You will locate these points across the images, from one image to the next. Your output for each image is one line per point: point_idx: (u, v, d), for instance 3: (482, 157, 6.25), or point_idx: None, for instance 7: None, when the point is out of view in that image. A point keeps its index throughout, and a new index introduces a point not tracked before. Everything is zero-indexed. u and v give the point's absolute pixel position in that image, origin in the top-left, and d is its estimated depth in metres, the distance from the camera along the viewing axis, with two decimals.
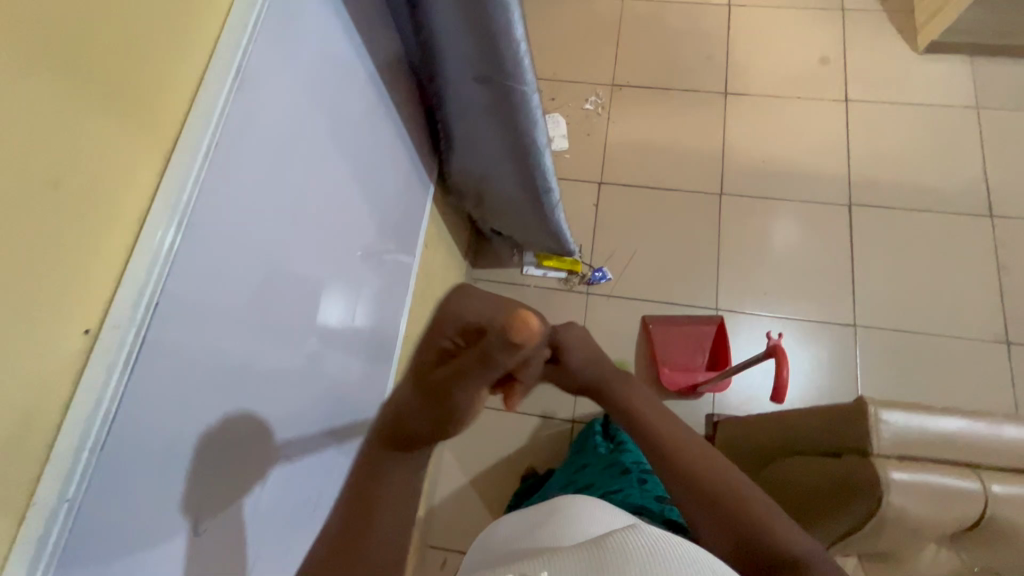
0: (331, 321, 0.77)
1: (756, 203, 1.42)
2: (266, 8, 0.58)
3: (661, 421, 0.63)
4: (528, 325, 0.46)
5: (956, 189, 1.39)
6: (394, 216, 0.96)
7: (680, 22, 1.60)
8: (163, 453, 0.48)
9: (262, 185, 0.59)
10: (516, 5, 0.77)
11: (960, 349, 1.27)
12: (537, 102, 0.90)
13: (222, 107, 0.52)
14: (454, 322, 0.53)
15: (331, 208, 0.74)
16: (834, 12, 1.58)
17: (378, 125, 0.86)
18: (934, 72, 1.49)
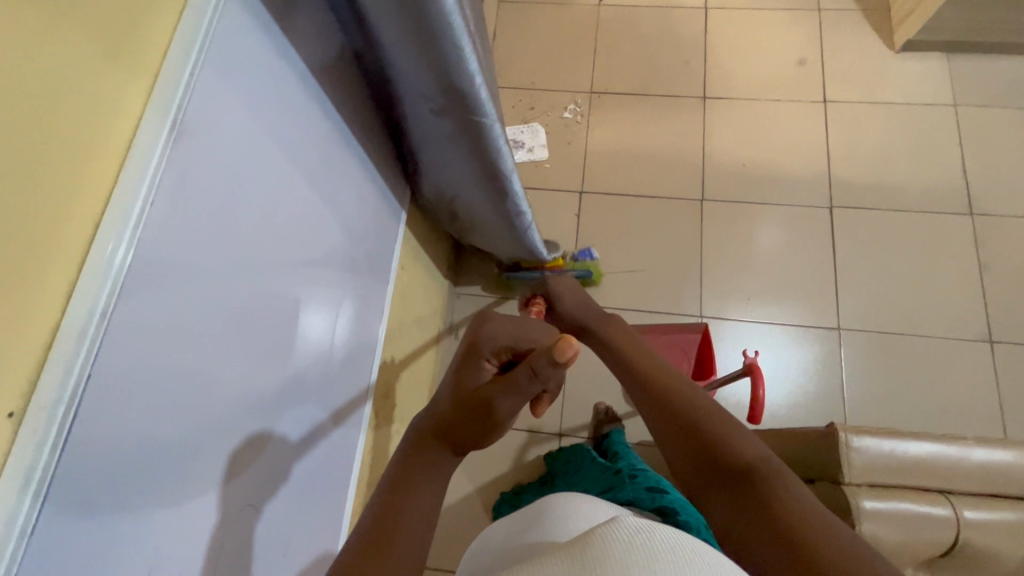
0: (298, 351, 0.77)
1: (738, 208, 1.41)
2: (203, 58, 0.56)
3: (636, 348, 0.67)
4: (575, 346, 0.46)
5: (937, 186, 1.39)
6: (362, 243, 0.95)
7: (657, 27, 1.59)
8: (110, 511, 0.47)
9: (212, 225, 0.58)
10: (467, 41, 0.79)
11: (945, 348, 1.27)
12: (498, 130, 0.93)
13: (160, 151, 0.51)
14: (490, 344, 0.56)
15: (291, 237, 0.74)
16: (810, 13, 1.57)
17: (338, 155, 0.85)
18: (911, 70, 1.49)
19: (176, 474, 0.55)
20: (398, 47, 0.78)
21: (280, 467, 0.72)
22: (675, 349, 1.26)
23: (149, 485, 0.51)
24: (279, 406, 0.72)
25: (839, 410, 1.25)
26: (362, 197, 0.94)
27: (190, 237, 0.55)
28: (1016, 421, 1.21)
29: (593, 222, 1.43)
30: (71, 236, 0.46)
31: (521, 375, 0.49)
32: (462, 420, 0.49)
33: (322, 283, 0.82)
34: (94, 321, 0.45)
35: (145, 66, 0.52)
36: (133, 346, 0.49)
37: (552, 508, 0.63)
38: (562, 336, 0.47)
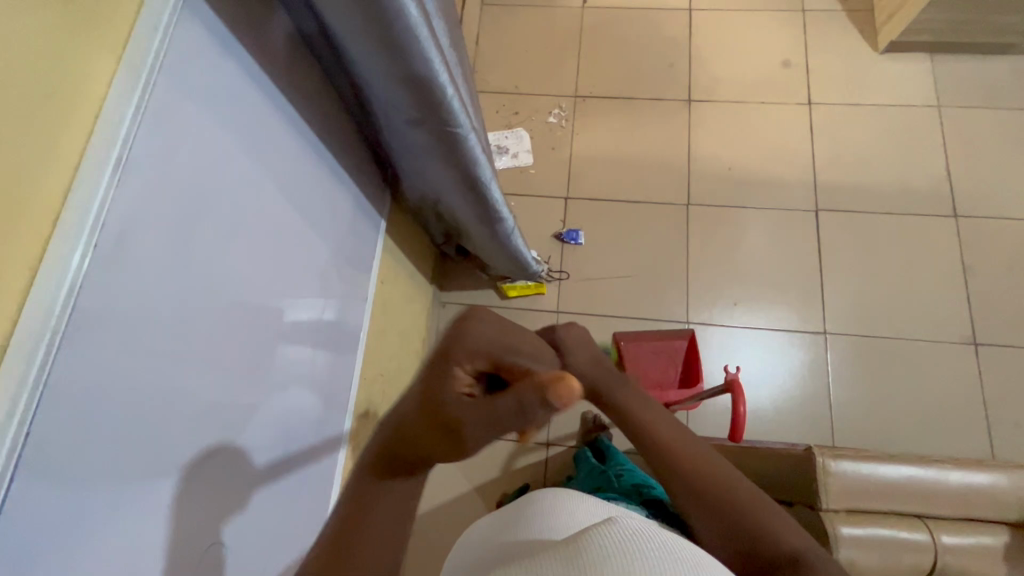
0: (275, 358, 0.75)
1: (723, 212, 1.41)
2: (150, 89, 0.53)
3: (654, 414, 0.59)
4: (576, 392, 0.40)
5: (921, 188, 1.39)
6: (338, 258, 0.93)
7: (642, 30, 1.58)
8: (67, 539, 0.46)
9: (176, 236, 0.57)
10: (435, 52, 0.77)
11: (930, 351, 1.27)
12: (475, 141, 0.92)
13: (115, 161, 0.50)
14: (464, 347, 0.46)
15: (264, 243, 0.73)
16: (794, 14, 1.57)
17: (309, 173, 0.83)
18: (895, 71, 1.49)
19: (136, 518, 0.53)
20: (367, 61, 0.78)
21: (254, 483, 0.71)
22: (661, 355, 1.26)
23: (107, 531, 0.50)
24: (253, 431, 0.71)
25: (826, 415, 1.25)
26: (337, 212, 0.92)
27: (145, 272, 0.53)
28: (999, 423, 1.21)
29: (579, 227, 1.41)
30: (14, 271, 0.43)
31: (510, 411, 0.42)
32: (429, 442, 0.44)
33: (296, 303, 0.80)
34: (33, 371, 0.43)
35: (88, 97, 0.49)
36: (79, 395, 0.46)
37: (537, 502, 0.65)
38: (566, 381, 0.40)
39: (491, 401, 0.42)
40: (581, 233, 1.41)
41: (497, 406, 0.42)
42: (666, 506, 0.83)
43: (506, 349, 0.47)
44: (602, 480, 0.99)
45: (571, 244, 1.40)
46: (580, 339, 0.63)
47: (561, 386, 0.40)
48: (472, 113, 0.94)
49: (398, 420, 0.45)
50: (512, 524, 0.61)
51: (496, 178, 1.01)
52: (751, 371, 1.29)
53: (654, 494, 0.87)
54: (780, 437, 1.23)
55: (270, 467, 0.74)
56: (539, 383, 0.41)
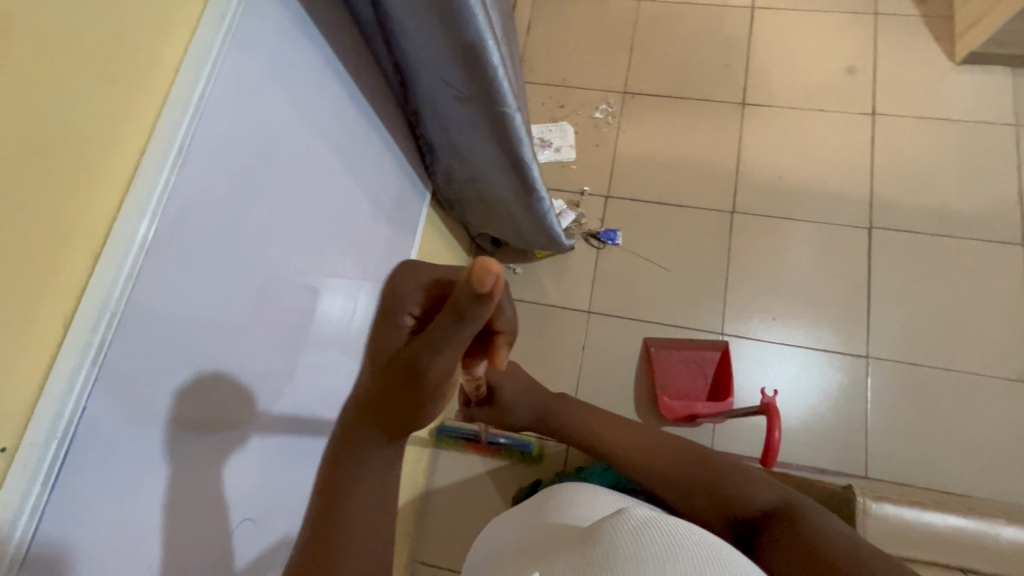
0: (314, 337, 0.78)
1: (769, 223, 1.36)
2: (217, 73, 0.55)
3: (582, 413, 0.92)
4: (494, 271, 0.41)
5: (988, 212, 1.30)
6: (382, 242, 0.95)
7: (699, 26, 1.53)
8: (115, 502, 0.48)
9: (228, 214, 0.58)
10: (489, 32, 0.77)
11: (981, 387, 1.20)
12: (520, 122, 0.91)
13: (181, 141, 0.52)
14: (412, 298, 0.60)
15: (312, 223, 0.74)
16: (864, 18, 1.48)
17: (356, 160, 0.84)
18: (970, 84, 1.40)
19: (180, 485, 0.55)
20: (421, 36, 0.78)
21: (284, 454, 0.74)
22: (691, 364, 1.27)
23: (154, 495, 0.52)
24: (289, 404, 0.73)
25: (860, 442, 1.20)
26: (381, 199, 0.93)
27: (203, 249, 0.55)
28: None
29: (617, 228, 1.39)
30: (77, 249, 0.45)
31: (446, 314, 0.47)
32: (393, 388, 0.51)
33: (340, 278, 0.83)
34: (91, 351, 0.45)
35: (155, 85, 0.51)
36: (135, 371, 0.49)
37: (559, 493, 0.66)
38: (482, 259, 0.41)
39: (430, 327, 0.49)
40: (620, 233, 1.38)
41: (435, 326, 0.48)
42: None
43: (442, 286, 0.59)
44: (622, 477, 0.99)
45: (609, 244, 1.38)
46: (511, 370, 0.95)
47: (473, 272, 0.42)
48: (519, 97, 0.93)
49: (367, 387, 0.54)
50: (538, 512, 0.63)
51: (536, 158, 1.00)
52: (784, 390, 1.24)
53: None
54: (809, 461, 1.19)
55: (301, 442, 0.77)
56: (466, 278, 0.44)
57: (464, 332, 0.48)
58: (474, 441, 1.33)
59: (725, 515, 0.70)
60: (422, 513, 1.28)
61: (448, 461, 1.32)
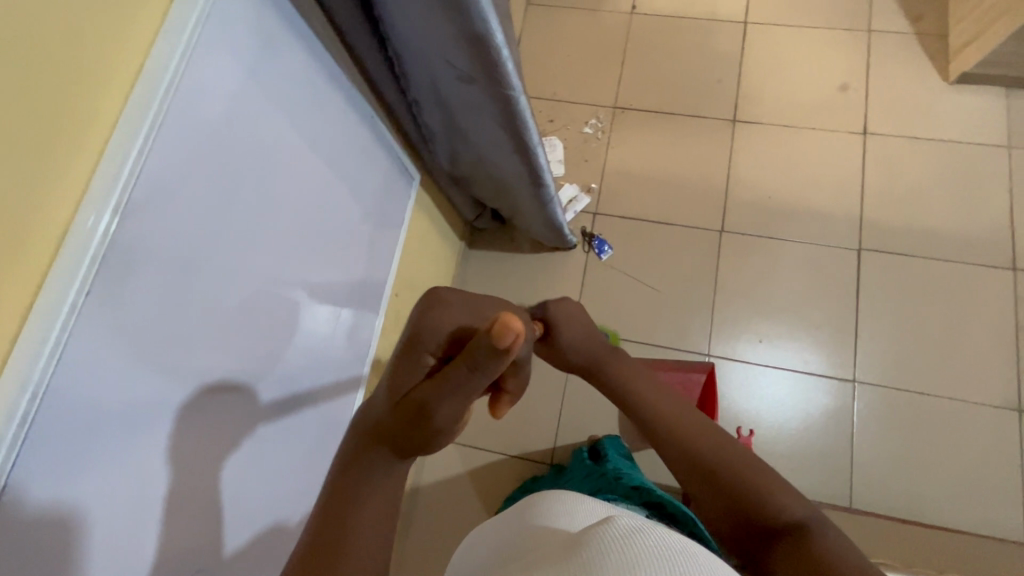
0: (288, 348, 0.75)
1: (758, 242, 1.34)
2: (183, 74, 0.51)
3: (635, 373, 0.75)
4: (517, 329, 0.45)
5: (977, 236, 1.29)
6: (364, 237, 0.91)
7: (692, 41, 1.51)
8: (59, 540, 0.45)
9: (193, 228, 0.55)
10: (495, 16, 0.72)
11: (968, 413, 1.19)
12: (526, 106, 0.87)
13: (140, 150, 0.48)
14: (433, 338, 0.56)
15: (289, 227, 0.71)
16: (859, 34, 1.47)
17: (338, 169, 0.81)
18: (963, 104, 1.38)
19: (136, 512, 0.53)
20: (419, 16, 0.71)
21: (256, 477, 0.71)
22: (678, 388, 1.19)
23: (103, 538, 0.50)
24: (262, 420, 0.71)
25: (846, 467, 1.19)
26: (366, 199, 0.90)
27: (164, 266, 0.52)
28: None
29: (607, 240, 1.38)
30: (14, 289, 0.41)
31: (462, 361, 0.48)
32: (403, 428, 0.51)
33: (319, 272, 0.80)
34: (12, 427, 0.41)
35: (113, 94, 0.47)
36: (69, 431, 0.45)
37: (541, 500, 0.62)
38: (502, 319, 0.45)
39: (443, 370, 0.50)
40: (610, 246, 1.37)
41: (444, 376, 0.49)
42: (665, 506, 0.85)
43: (463, 328, 0.57)
44: (601, 482, 0.98)
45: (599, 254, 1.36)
46: (569, 313, 0.76)
47: (493, 330, 0.45)
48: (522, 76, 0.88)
49: (377, 416, 0.53)
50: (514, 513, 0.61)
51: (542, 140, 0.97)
52: (772, 412, 1.23)
53: (656, 494, 0.87)
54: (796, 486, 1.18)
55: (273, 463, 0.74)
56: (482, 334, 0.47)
57: (479, 380, 0.49)
58: (458, 459, 1.30)
59: (751, 531, 0.57)
60: (404, 534, 1.25)
61: (432, 480, 1.29)
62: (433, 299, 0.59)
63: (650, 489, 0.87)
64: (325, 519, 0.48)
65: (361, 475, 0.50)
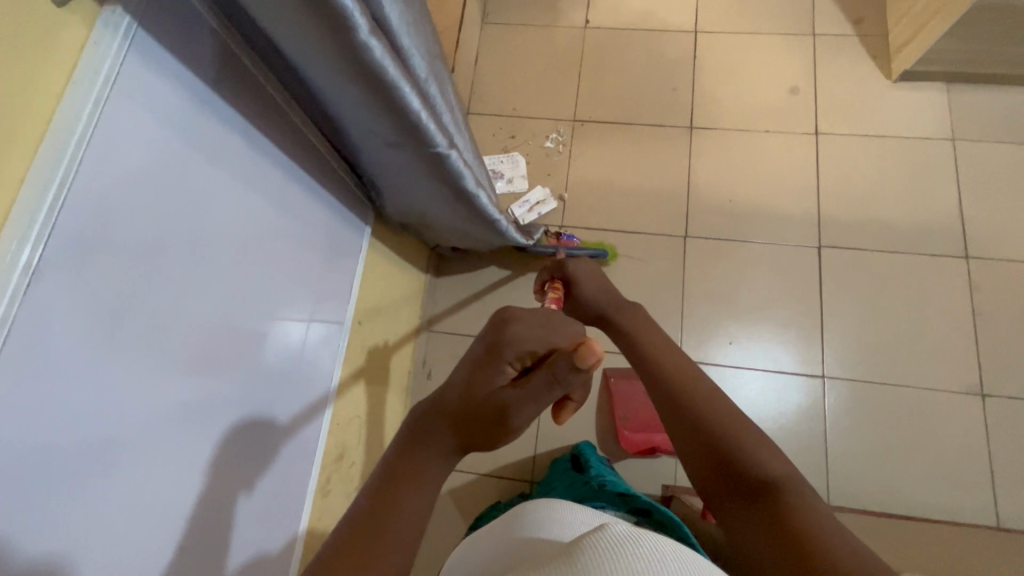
0: (252, 379, 0.72)
1: (722, 246, 1.36)
2: (106, 106, 0.50)
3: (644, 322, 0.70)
4: (600, 355, 0.51)
5: (930, 227, 1.33)
6: (323, 261, 0.89)
7: (645, 52, 1.54)
8: None
9: (129, 261, 0.53)
10: (407, 87, 0.72)
11: (934, 400, 1.22)
12: (458, 160, 0.89)
13: (59, 184, 0.46)
14: (515, 348, 0.54)
15: (241, 255, 0.69)
16: (804, 38, 1.51)
17: (290, 192, 0.80)
18: (908, 101, 1.43)
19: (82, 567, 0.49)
20: (335, 89, 0.73)
21: (220, 521, 0.67)
22: None
23: None
24: (227, 451, 0.68)
25: (821, 463, 1.20)
26: (322, 219, 0.89)
27: (99, 288, 0.50)
28: (1005, 482, 1.15)
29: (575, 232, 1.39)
30: None
31: (547, 374, 0.52)
32: (478, 426, 0.52)
33: (280, 294, 0.78)
34: None
35: (26, 132, 0.46)
36: (2, 467, 0.42)
37: (530, 509, 0.63)
38: (587, 344, 0.51)
39: (527, 380, 0.52)
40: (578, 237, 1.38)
41: (532, 382, 0.52)
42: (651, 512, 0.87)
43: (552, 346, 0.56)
44: (585, 490, 0.99)
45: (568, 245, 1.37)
46: (587, 270, 0.81)
47: (581, 354, 0.51)
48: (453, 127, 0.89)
49: (443, 411, 0.52)
50: (499, 532, 0.62)
51: (482, 184, 0.98)
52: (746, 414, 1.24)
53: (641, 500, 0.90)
54: None
55: (240, 504, 0.70)
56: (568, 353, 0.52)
57: (552, 394, 0.53)
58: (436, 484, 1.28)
59: (724, 485, 0.51)
60: None
61: None
62: (517, 309, 0.57)
63: (636, 495, 0.90)
64: (374, 498, 0.46)
65: (426, 452, 0.50)
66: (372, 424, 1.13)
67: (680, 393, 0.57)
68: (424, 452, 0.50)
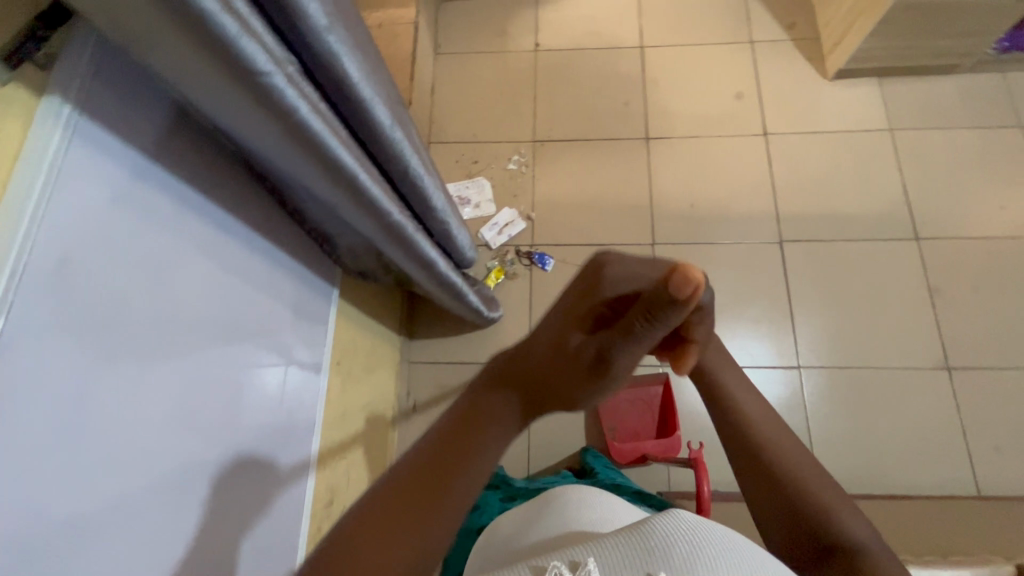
0: (230, 435, 0.70)
1: (689, 249, 1.40)
2: (57, 175, 0.49)
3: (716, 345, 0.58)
4: (698, 282, 0.43)
5: (881, 213, 1.40)
6: (291, 304, 0.87)
7: (596, 69, 1.60)
8: None
9: (91, 331, 0.51)
10: (352, 162, 0.65)
11: (906, 379, 1.26)
12: (412, 232, 0.81)
13: (15, 263, 0.45)
14: (608, 288, 0.49)
15: (207, 310, 0.67)
16: (743, 46, 1.59)
17: (257, 238, 0.79)
18: (845, 97, 1.51)
19: None
20: (267, 157, 0.65)
21: None
22: (637, 402, 1.26)
23: None
24: (211, 511, 0.65)
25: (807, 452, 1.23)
26: (289, 263, 0.88)
27: (62, 354, 0.48)
28: (980, 451, 1.20)
29: (548, 253, 1.41)
30: None
31: (637, 312, 0.46)
32: (558, 375, 0.48)
33: (251, 341, 0.76)
34: None
35: None
36: None
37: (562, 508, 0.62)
38: (682, 270, 0.43)
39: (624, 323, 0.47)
40: (551, 258, 1.41)
41: (626, 327, 0.47)
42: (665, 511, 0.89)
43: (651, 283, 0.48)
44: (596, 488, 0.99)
45: (541, 268, 1.40)
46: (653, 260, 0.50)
47: (673, 279, 0.44)
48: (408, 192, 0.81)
49: (526, 360, 0.49)
50: (535, 526, 0.62)
51: (436, 254, 0.92)
52: None
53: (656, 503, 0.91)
54: None
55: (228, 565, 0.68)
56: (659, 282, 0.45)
57: (653, 333, 0.47)
58: None
59: (807, 542, 0.47)
60: None
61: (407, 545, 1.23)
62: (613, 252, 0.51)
63: (653, 495, 0.92)
64: (424, 467, 0.42)
65: (488, 425, 0.45)
66: (361, 464, 1.11)
67: (755, 441, 0.52)
68: (487, 424, 0.45)
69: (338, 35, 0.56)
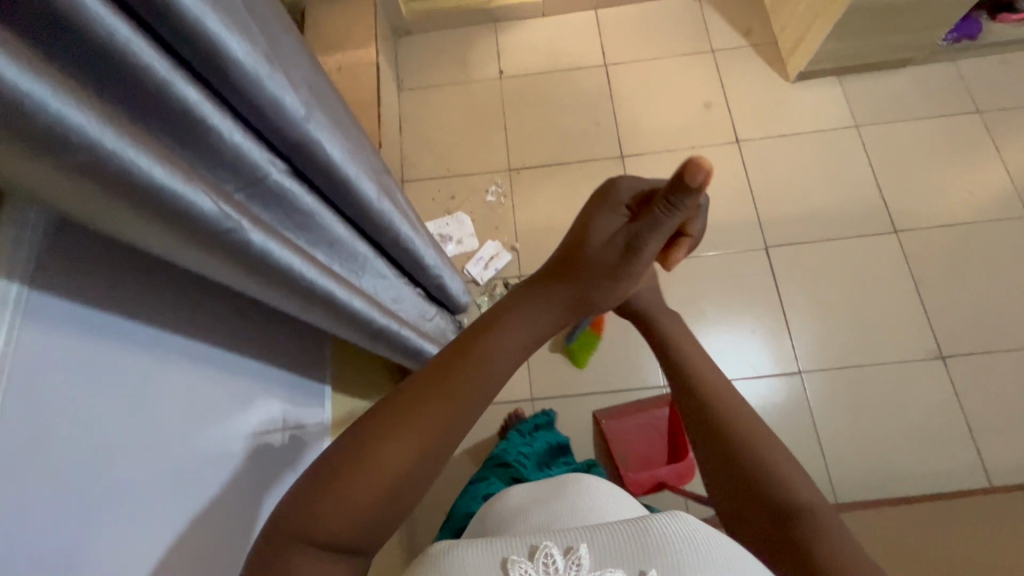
0: (229, 546, 0.64)
1: (677, 265, 1.40)
2: (21, 316, 0.41)
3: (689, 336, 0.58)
4: (708, 168, 0.43)
5: (857, 209, 1.42)
6: (274, 382, 0.81)
7: (563, 91, 1.59)
8: None
9: (80, 475, 0.45)
10: (328, 280, 0.57)
11: (902, 372, 1.27)
12: (394, 326, 0.75)
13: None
14: (626, 194, 0.52)
15: (193, 414, 0.60)
16: (705, 56, 1.60)
17: (243, 324, 0.73)
18: (809, 98, 1.53)
19: None
20: None
21: None
22: (646, 427, 1.24)
23: None
24: None
25: (819, 458, 1.22)
26: (276, 345, 0.83)
27: (54, 511, 0.42)
28: (982, 436, 1.22)
29: None
30: None
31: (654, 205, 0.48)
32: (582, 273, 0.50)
33: (239, 431, 0.70)
34: None
35: None
36: None
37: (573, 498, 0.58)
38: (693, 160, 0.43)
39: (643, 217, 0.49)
40: None
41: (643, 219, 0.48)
42: None
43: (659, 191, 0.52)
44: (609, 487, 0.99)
45: None
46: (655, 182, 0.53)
47: (685, 169, 0.44)
48: (385, 269, 0.75)
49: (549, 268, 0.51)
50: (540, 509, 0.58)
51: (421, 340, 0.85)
52: None
53: None
54: None
55: None
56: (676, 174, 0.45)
57: (671, 223, 0.48)
58: None
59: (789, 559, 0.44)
60: None
61: None
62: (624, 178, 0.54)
63: None
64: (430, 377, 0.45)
65: (503, 330, 0.47)
66: None
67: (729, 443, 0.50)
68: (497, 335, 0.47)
69: (320, 126, 0.51)
